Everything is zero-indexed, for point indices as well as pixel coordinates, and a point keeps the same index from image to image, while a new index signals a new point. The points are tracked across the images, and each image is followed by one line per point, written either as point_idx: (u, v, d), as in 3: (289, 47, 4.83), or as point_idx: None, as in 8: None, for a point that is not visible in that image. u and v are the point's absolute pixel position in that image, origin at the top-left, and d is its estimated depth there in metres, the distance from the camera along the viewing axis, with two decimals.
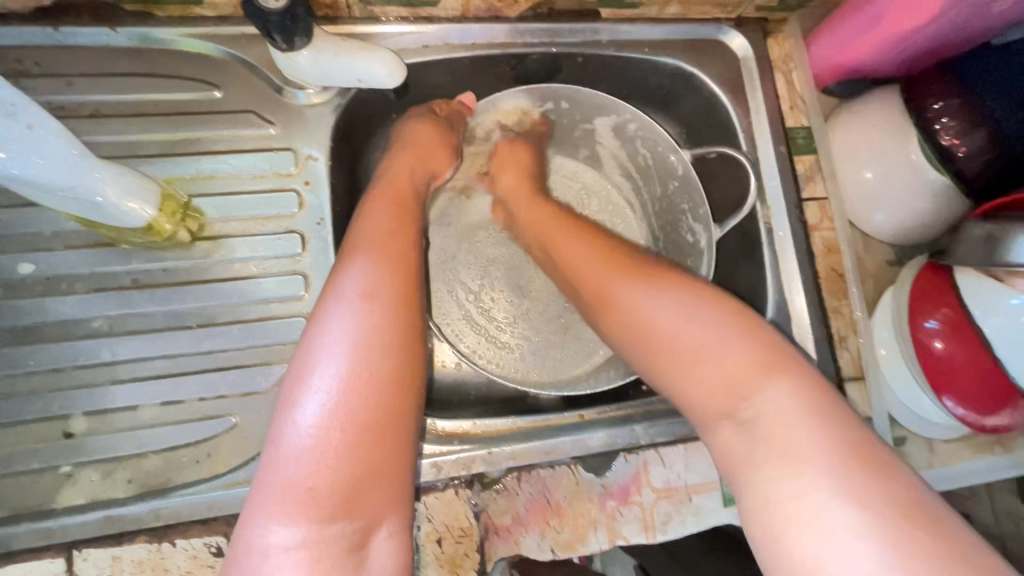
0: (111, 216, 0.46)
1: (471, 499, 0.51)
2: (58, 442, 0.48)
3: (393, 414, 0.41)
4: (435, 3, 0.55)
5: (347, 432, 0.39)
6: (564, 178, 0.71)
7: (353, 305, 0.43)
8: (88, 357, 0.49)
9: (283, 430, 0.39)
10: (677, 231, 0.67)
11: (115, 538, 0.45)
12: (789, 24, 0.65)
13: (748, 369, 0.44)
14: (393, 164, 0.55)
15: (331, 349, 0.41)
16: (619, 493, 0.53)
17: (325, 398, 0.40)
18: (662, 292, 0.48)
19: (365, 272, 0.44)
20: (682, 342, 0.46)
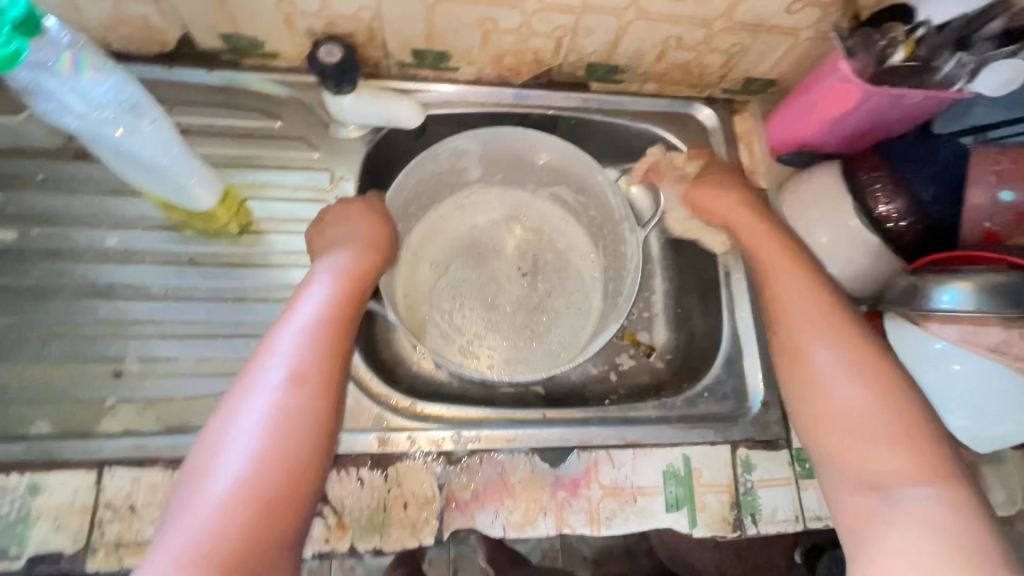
0: (186, 198, 0.57)
1: (437, 471, 0.58)
2: (110, 379, 0.58)
3: (285, 489, 0.45)
4: (457, 69, 0.70)
5: (243, 503, 0.43)
6: (528, 213, 0.81)
7: (283, 388, 0.49)
8: (144, 315, 0.61)
9: (196, 496, 0.43)
10: (619, 246, 0.75)
11: (138, 462, 0.54)
12: (751, 106, 0.78)
13: (825, 367, 0.54)
14: (337, 257, 0.60)
15: (252, 425, 0.46)
16: (570, 484, 0.60)
17: (239, 468, 0.44)
18: (819, 311, 0.57)
19: (284, 352, 0.51)
20: (832, 387, 0.53)
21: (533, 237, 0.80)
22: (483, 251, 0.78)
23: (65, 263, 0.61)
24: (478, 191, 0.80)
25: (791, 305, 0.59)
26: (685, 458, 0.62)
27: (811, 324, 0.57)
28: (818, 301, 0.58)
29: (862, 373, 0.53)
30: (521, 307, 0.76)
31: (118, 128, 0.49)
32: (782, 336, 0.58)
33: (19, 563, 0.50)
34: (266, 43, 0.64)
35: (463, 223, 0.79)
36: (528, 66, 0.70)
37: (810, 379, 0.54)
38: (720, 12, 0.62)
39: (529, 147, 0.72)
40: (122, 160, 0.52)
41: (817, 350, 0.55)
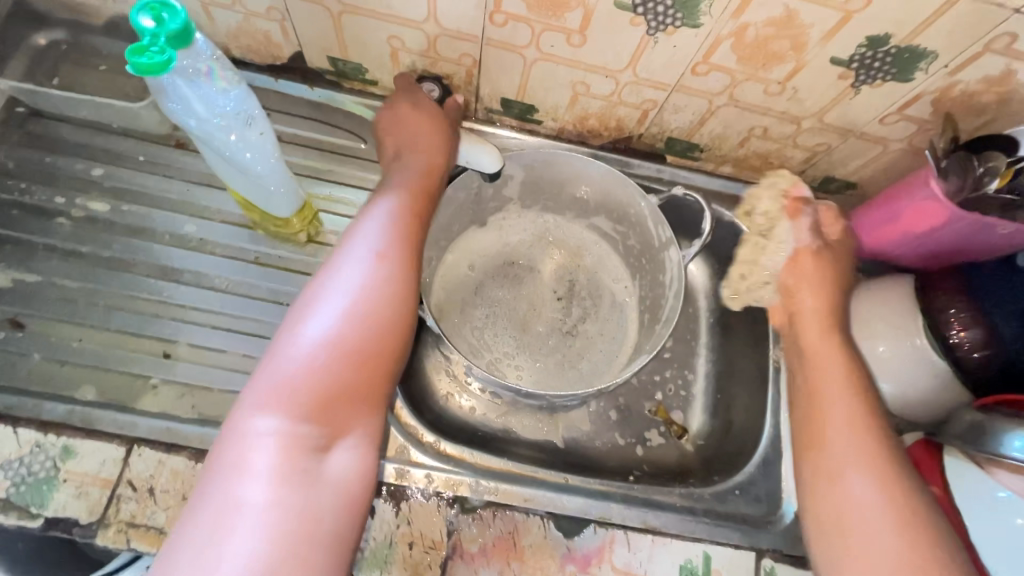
0: (268, 203, 0.60)
1: (449, 516, 0.57)
2: (158, 358, 0.60)
3: (370, 342, 0.49)
4: (540, 122, 0.72)
5: (343, 339, 0.48)
6: (562, 234, 0.82)
7: (368, 261, 0.52)
8: (203, 303, 0.63)
9: (291, 337, 0.47)
10: (657, 275, 0.76)
11: (166, 446, 0.55)
12: (825, 204, 0.77)
13: (861, 504, 0.51)
14: (411, 156, 0.63)
15: (342, 288, 0.50)
16: (581, 559, 0.57)
17: (328, 324, 0.48)
18: (860, 441, 0.53)
19: (377, 229, 0.55)
20: (867, 512, 0.50)
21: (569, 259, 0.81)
22: (520, 271, 0.79)
23: (142, 239, 0.65)
24: (516, 214, 0.81)
25: (830, 431, 0.55)
26: (706, 557, 0.58)
27: (851, 458, 0.53)
28: (866, 436, 0.53)
29: (897, 523, 0.49)
30: (552, 329, 0.77)
31: (230, 135, 0.52)
32: (817, 458, 0.54)
33: (36, 523, 0.51)
34: (368, 71, 0.68)
35: (497, 240, 0.80)
36: (609, 130, 0.72)
37: (841, 512, 0.51)
38: (812, 112, 0.62)
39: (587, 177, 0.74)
40: (220, 161, 0.55)
41: (857, 489, 0.51)
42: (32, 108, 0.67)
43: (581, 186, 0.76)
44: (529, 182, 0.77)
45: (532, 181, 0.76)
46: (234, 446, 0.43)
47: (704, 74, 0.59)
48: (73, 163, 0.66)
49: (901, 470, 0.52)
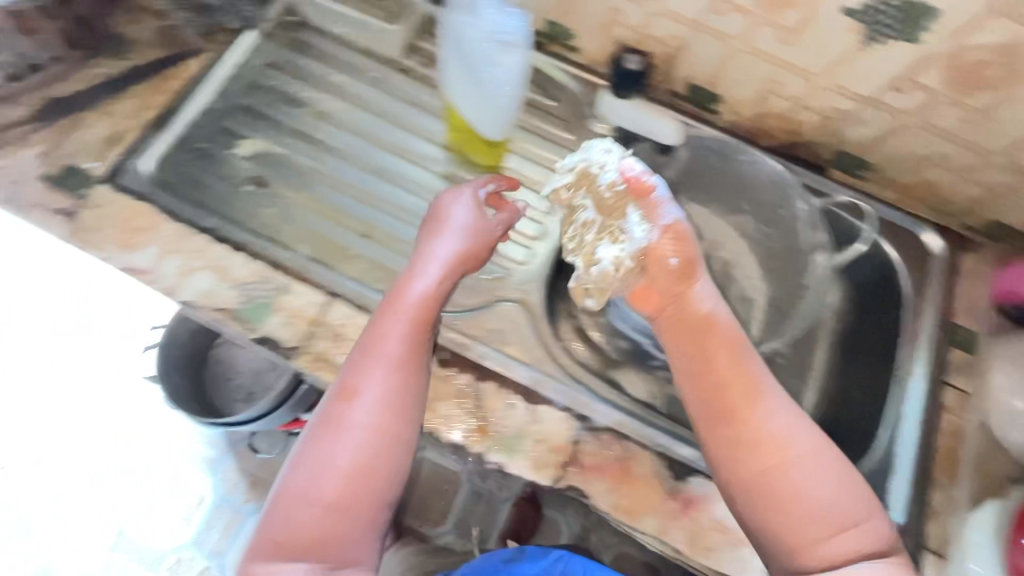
0: (485, 122, 0.68)
1: (575, 429, 0.64)
2: (362, 238, 0.73)
3: (380, 466, 0.54)
4: (716, 113, 0.78)
5: (361, 463, 0.54)
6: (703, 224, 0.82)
7: (387, 367, 0.56)
8: (404, 204, 0.76)
9: (326, 450, 0.55)
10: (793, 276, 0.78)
11: (359, 305, 0.66)
12: (985, 249, 0.77)
13: (794, 462, 0.51)
14: (462, 210, 0.65)
15: (369, 394, 0.55)
16: (684, 500, 0.62)
17: (352, 439, 0.54)
18: (714, 372, 0.54)
19: (399, 327, 0.57)
20: (813, 490, 0.51)
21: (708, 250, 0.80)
22: None
23: (365, 144, 0.79)
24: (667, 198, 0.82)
25: (708, 377, 0.54)
26: None
27: (758, 430, 0.52)
28: (721, 380, 0.54)
29: (772, 458, 0.51)
30: None
31: (489, 51, 0.62)
32: (714, 412, 0.53)
33: (252, 336, 0.63)
34: (576, 38, 0.77)
35: None
36: (782, 132, 0.76)
37: (773, 461, 0.51)
38: (1004, 145, 0.64)
39: (748, 172, 0.78)
40: (463, 72, 0.64)
41: (782, 428, 0.52)
42: (302, 20, 0.82)
43: (737, 179, 0.80)
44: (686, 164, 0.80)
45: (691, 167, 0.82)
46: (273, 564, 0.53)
47: (904, 90, 0.64)
48: (324, 69, 0.81)
49: (746, 405, 0.53)
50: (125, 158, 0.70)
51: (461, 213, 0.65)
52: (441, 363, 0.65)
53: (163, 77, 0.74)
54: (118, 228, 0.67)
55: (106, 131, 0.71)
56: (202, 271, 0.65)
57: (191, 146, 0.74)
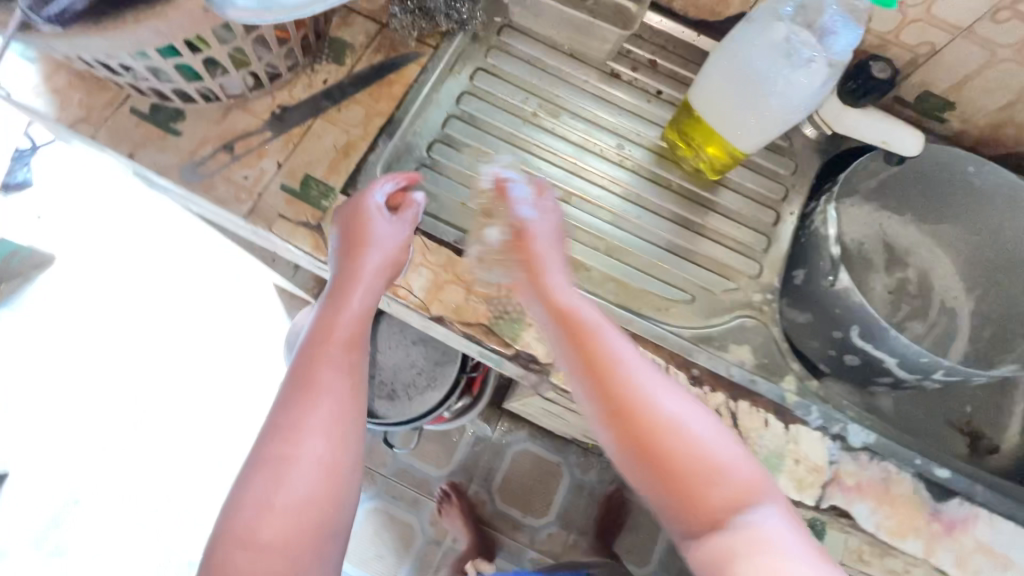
0: (730, 128, 0.67)
1: (830, 449, 0.64)
2: (593, 250, 0.73)
3: (315, 496, 0.55)
4: (941, 121, 0.77)
5: (319, 494, 0.55)
6: (912, 238, 0.85)
7: (326, 399, 0.58)
8: (625, 214, 0.76)
9: (263, 486, 0.54)
10: (1013, 292, 0.77)
11: (607, 320, 0.67)
12: None
13: (677, 433, 0.51)
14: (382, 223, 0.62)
15: (310, 425, 0.57)
16: (947, 523, 0.62)
17: (297, 472, 0.55)
18: (641, 400, 0.53)
19: (336, 355, 0.60)
20: (696, 439, 0.52)
21: (909, 271, 0.84)
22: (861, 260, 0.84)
23: (579, 151, 0.77)
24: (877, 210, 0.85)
25: (636, 391, 0.53)
26: None
27: (638, 416, 0.52)
28: (606, 377, 0.54)
29: (679, 464, 0.51)
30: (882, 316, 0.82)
31: (790, 65, 0.61)
32: (626, 410, 0.53)
33: (508, 350, 0.65)
34: None
35: (861, 224, 0.85)
36: (1015, 142, 0.75)
37: (662, 454, 0.51)
38: None
39: (978, 187, 0.76)
40: (735, 71, 0.64)
41: (677, 406, 0.53)
42: (507, 21, 0.80)
43: (964, 193, 0.77)
44: (903, 175, 0.80)
45: (911, 177, 0.80)
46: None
47: None
48: (531, 75, 0.79)
49: (639, 391, 0.53)
50: (360, 168, 0.70)
51: (384, 227, 0.63)
52: (693, 381, 0.65)
53: (386, 81, 0.73)
54: None
55: (338, 139, 0.70)
56: (451, 284, 0.66)
57: (418, 155, 0.74)
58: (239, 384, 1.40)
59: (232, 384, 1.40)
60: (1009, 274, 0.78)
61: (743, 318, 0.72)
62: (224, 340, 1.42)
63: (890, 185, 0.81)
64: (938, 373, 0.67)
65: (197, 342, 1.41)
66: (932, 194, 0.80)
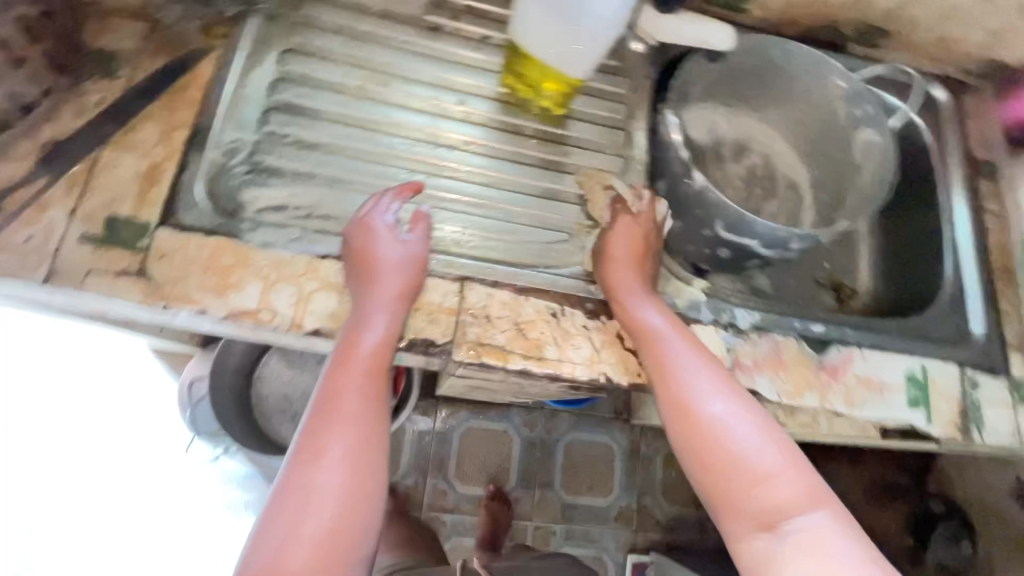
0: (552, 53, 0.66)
1: (726, 338, 0.68)
2: (461, 215, 0.70)
3: (354, 524, 0.52)
4: (746, 12, 0.81)
5: (342, 518, 0.52)
6: (751, 127, 0.91)
7: (343, 420, 0.55)
8: (483, 170, 0.73)
9: (292, 518, 0.51)
10: (838, 153, 0.86)
11: (493, 282, 0.65)
12: (983, 90, 0.88)
13: (739, 433, 0.56)
14: (393, 248, 0.61)
15: (336, 453, 0.54)
16: (830, 370, 0.70)
17: (326, 500, 0.52)
18: (698, 376, 0.59)
19: (359, 377, 0.56)
20: (744, 463, 0.55)
21: (760, 163, 0.91)
22: (712, 159, 0.90)
23: (419, 116, 0.72)
24: (720, 111, 0.90)
25: (681, 372, 0.59)
26: (924, 368, 0.72)
27: (661, 386, 0.60)
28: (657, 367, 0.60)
29: (687, 423, 0.58)
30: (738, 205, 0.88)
31: None
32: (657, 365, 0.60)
33: (402, 342, 0.61)
34: None
35: (704, 123, 0.89)
36: (809, 19, 0.82)
37: (689, 419, 0.58)
38: None
39: (787, 66, 0.82)
40: (562, 1, 0.61)
41: (707, 398, 0.58)
42: None
43: (778, 74, 0.84)
44: (727, 70, 0.84)
45: (732, 72, 0.85)
46: None
47: None
48: (345, 46, 0.72)
49: (667, 361, 0.60)
50: (174, 192, 0.60)
51: (390, 242, 0.62)
52: (590, 314, 0.65)
53: (177, 87, 0.63)
54: (203, 271, 0.58)
55: (138, 166, 0.60)
56: (320, 294, 0.60)
57: (241, 161, 0.66)
58: (127, 474, 1.20)
59: (116, 480, 1.20)
60: (833, 139, 0.85)
61: None
62: (94, 426, 1.20)
63: (720, 84, 0.86)
64: (795, 245, 0.73)
65: (56, 443, 1.19)
66: (755, 82, 0.86)
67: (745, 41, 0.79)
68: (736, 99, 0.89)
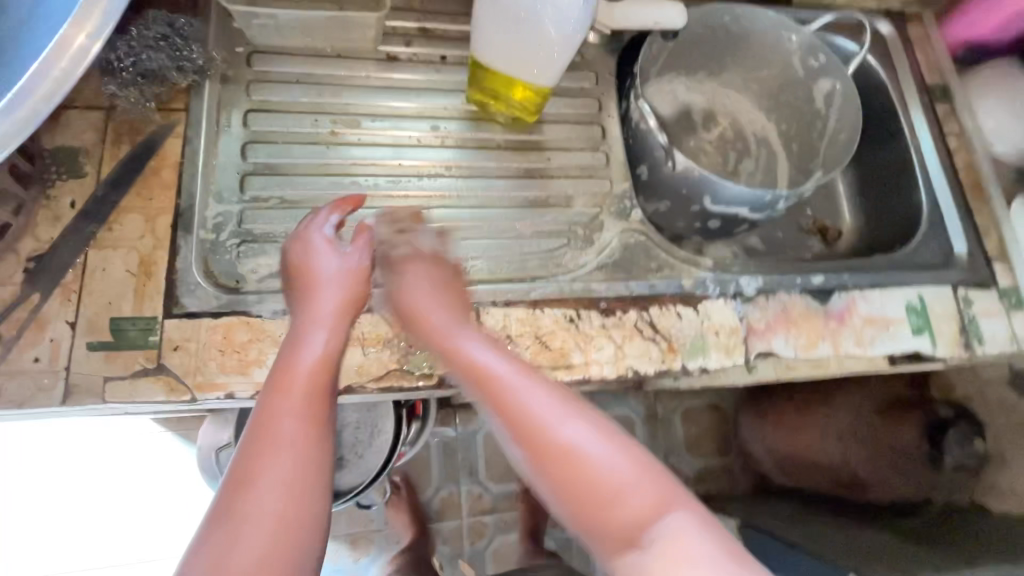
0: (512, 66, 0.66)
1: (737, 308, 0.70)
2: (458, 241, 0.70)
3: (287, 566, 0.43)
4: None
5: (274, 561, 0.42)
6: (716, 94, 0.93)
7: (287, 448, 0.46)
8: (470, 191, 0.73)
9: (207, 559, 0.42)
10: (802, 104, 0.88)
11: (506, 302, 0.65)
12: (924, 16, 0.91)
13: (585, 443, 0.48)
14: (331, 259, 0.58)
15: (270, 482, 0.45)
16: (837, 316, 0.73)
17: (242, 545, 0.42)
18: (535, 392, 0.50)
19: (297, 397, 0.49)
20: (604, 480, 0.47)
21: (728, 126, 0.93)
22: (683, 132, 0.92)
23: (396, 151, 0.72)
24: (682, 82, 0.92)
25: (535, 404, 0.49)
26: (920, 295, 0.75)
27: (566, 416, 0.49)
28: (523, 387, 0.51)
29: (563, 442, 0.48)
30: (717, 171, 0.90)
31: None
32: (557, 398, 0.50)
33: (432, 381, 0.61)
34: None
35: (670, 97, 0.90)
36: None
37: (541, 451, 0.48)
38: None
39: (739, 29, 0.83)
40: (513, 10, 0.62)
41: (558, 423, 0.49)
42: (250, 46, 0.70)
43: (732, 38, 0.85)
44: (682, 43, 0.85)
45: (688, 44, 0.86)
46: None
47: None
48: (307, 94, 0.71)
49: (535, 384, 0.51)
50: (171, 280, 0.59)
51: (335, 264, 0.59)
52: (605, 312, 0.67)
53: (148, 171, 0.62)
54: (219, 354, 0.58)
55: (128, 261, 0.59)
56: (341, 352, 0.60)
57: (231, 233, 0.64)
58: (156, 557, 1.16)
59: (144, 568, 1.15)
60: (795, 89, 0.87)
61: (621, 232, 0.74)
62: (107, 519, 1.15)
63: (677, 58, 0.87)
64: (781, 204, 0.75)
65: (72, 544, 1.13)
66: (710, 49, 0.87)
67: (694, 13, 0.81)
68: (695, 69, 0.91)
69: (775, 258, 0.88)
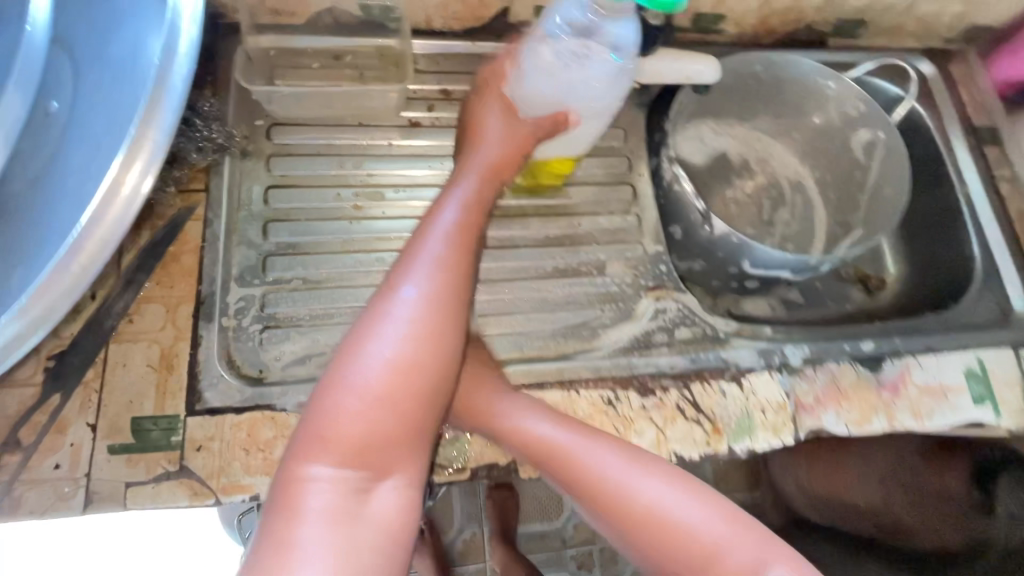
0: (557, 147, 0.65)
1: (783, 381, 0.66)
2: (487, 315, 0.68)
3: (428, 376, 0.46)
4: (720, 32, 0.80)
5: (410, 382, 0.45)
6: (752, 131, 0.87)
7: (435, 259, 0.49)
8: (498, 260, 0.70)
9: (356, 364, 0.45)
10: (839, 150, 0.84)
11: (540, 384, 0.62)
12: (966, 54, 0.87)
13: (687, 513, 0.50)
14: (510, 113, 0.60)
15: (407, 309, 0.46)
16: (891, 387, 0.68)
17: (391, 353, 0.45)
18: (647, 480, 0.51)
19: (442, 235, 0.51)
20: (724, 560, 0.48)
21: (763, 169, 0.87)
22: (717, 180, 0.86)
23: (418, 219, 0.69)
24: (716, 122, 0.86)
25: (667, 482, 0.51)
26: (980, 360, 0.70)
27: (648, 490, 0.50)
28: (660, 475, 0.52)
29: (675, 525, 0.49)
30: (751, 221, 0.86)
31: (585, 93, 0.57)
32: (598, 490, 0.51)
33: (464, 474, 0.58)
34: None
35: (701, 145, 0.86)
36: (783, 25, 0.80)
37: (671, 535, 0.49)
38: None
39: (773, 76, 0.80)
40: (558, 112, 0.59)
41: (660, 507, 0.50)
42: (270, 119, 0.69)
43: (766, 85, 0.82)
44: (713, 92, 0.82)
45: (719, 93, 0.82)
46: (292, 496, 0.42)
47: None
48: (328, 166, 0.69)
49: (647, 467, 0.52)
50: (195, 373, 0.57)
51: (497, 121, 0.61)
52: (644, 391, 0.63)
53: (170, 257, 0.60)
54: (243, 453, 0.55)
55: (149, 355, 0.57)
56: None
57: (254, 318, 0.62)
58: None
59: None
60: (833, 136, 0.83)
61: (657, 300, 0.71)
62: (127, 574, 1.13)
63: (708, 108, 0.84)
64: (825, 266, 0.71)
65: None
66: (742, 97, 0.84)
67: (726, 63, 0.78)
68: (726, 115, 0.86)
69: (817, 312, 0.84)
